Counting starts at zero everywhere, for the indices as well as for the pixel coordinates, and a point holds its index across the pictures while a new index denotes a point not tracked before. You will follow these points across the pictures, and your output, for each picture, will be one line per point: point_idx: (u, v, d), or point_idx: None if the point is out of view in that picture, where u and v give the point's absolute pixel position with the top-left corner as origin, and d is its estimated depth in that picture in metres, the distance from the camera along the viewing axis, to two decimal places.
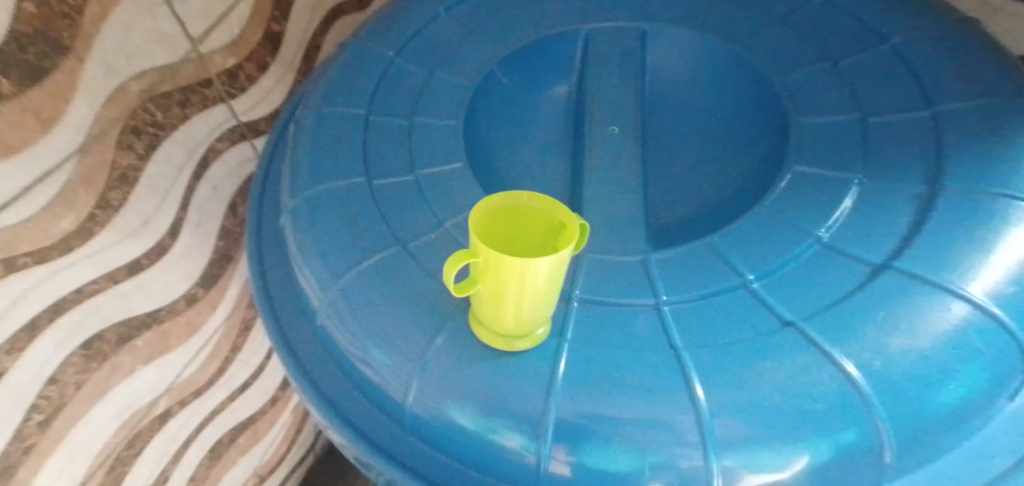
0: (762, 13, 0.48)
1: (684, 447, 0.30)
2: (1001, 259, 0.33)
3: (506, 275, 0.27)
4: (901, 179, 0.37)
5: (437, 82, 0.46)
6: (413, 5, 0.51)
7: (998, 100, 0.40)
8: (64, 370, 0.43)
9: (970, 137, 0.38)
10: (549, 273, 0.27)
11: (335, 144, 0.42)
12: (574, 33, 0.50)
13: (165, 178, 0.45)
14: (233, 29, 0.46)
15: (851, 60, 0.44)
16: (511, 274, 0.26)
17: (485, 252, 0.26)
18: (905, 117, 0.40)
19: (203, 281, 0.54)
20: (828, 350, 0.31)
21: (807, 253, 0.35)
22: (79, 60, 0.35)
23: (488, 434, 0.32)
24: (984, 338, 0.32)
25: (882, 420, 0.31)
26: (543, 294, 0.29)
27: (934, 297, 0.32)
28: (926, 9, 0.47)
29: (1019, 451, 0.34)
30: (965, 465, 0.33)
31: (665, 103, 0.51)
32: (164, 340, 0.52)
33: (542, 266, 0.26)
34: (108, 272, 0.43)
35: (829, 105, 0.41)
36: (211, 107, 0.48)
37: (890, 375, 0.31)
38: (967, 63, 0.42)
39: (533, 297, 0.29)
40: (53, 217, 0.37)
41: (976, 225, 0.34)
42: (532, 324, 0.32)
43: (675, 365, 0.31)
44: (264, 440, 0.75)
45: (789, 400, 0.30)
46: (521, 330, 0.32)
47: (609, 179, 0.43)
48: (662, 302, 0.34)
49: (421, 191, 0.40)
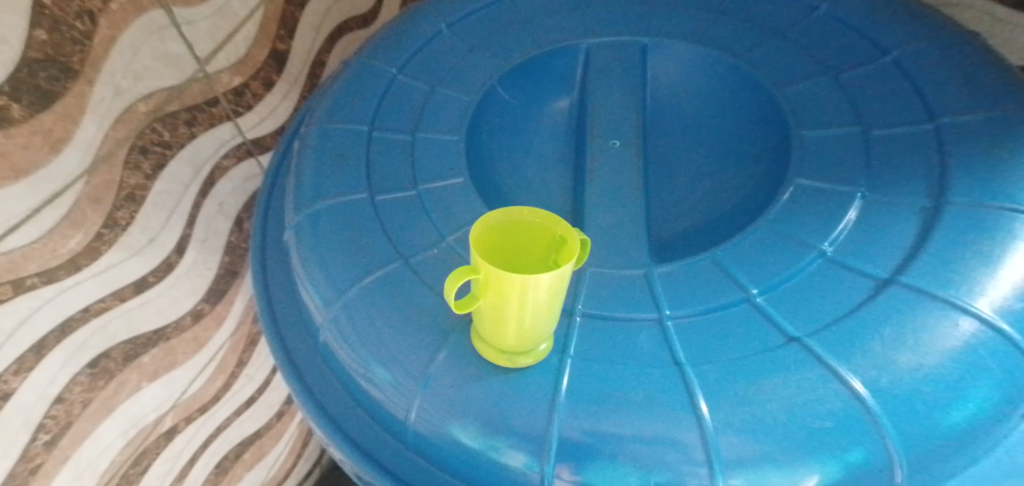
0: (763, 27, 0.48)
1: (690, 465, 0.30)
2: (1007, 273, 0.33)
3: (506, 292, 0.27)
4: (904, 191, 0.36)
5: (438, 98, 0.46)
6: (416, 22, 0.52)
7: (1002, 113, 0.39)
8: (71, 389, 0.44)
9: (973, 149, 0.37)
10: (549, 291, 0.27)
11: (338, 160, 0.43)
12: (575, 48, 0.50)
13: (171, 195, 0.46)
14: (239, 49, 0.47)
15: (853, 72, 0.44)
16: (514, 290, 0.26)
17: (487, 268, 0.26)
18: (908, 130, 0.39)
19: (210, 297, 0.55)
20: (834, 367, 0.31)
21: (811, 267, 0.34)
22: (89, 83, 0.36)
23: (491, 453, 0.32)
24: (995, 355, 0.32)
25: (890, 438, 0.30)
26: (545, 310, 0.29)
27: (940, 313, 0.32)
28: (927, 20, 0.47)
29: None
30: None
31: (665, 116, 0.51)
32: (170, 357, 0.52)
33: (545, 282, 0.26)
34: (114, 290, 0.44)
35: (830, 118, 0.41)
36: (217, 125, 0.48)
37: (897, 393, 0.30)
38: (970, 76, 0.42)
39: (535, 313, 0.29)
40: (61, 237, 0.38)
41: (982, 240, 0.34)
42: (534, 341, 0.32)
43: (679, 382, 0.31)
44: (270, 455, 0.75)
45: (793, 416, 0.30)
46: (524, 347, 0.32)
47: (610, 194, 0.43)
48: (665, 317, 0.34)
49: (424, 207, 0.40)
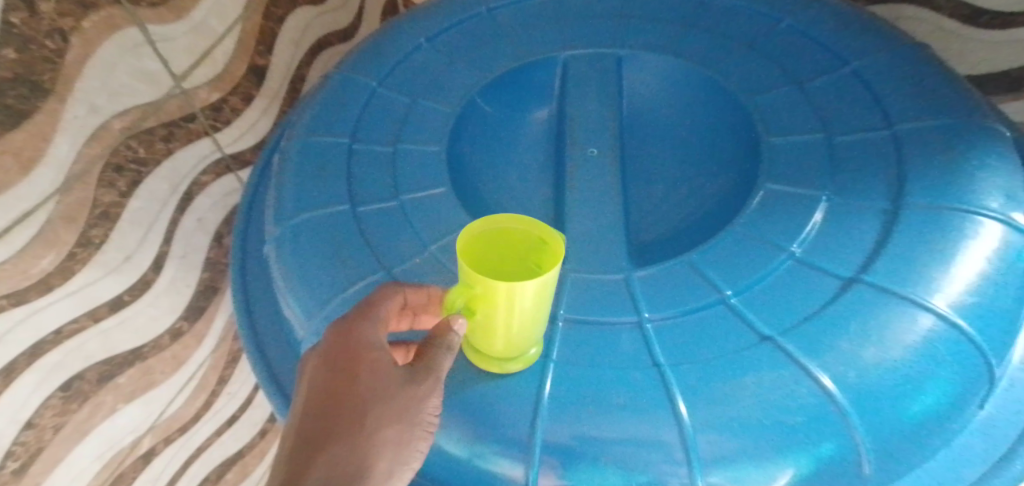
0: (730, 39, 0.50)
1: (671, 465, 0.31)
2: (962, 271, 0.35)
3: (495, 300, 0.27)
4: (866, 193, 0.38)
5: (418, 110, 0.47)
6: (394, 36, 0.52)
7: (954, 119, 0.41)
8: (44, 413, 0.43)
9: (930, 154, 0.39)
10: (535, 296, 0.28)
11: (319, 173, 0.43)
12: (552, 60, 0.51)
13: (148, 212, 0.46)
14: (217, 65, 0.48)
15: (817, 82, 0.45)
16: (502, 298, 0.27)
17: (475, 277, 0.26)
18: (868, 135, 0.41)
19: (189, 314, 0.54)
20: (804, 364, 0.32)
21: (783, 268, 0.36)
22: (61, 101, 0.36)
23: (477, 460, 0.33)
24: (951, 348, 0.33)
25: (859, 431, 0.32)
26: (533, 314, 0.30)
27: (902, 311, 0.33)
28: (884, 33, 0.49)
29: (982, 456, 0.35)
30: (938, 474, 0.34)
31: (641, 127, 0.53)
32: (147, 377, 0.52)
33: (531, 289, 0.27)
34: (89, 310, 0.43)
35: (797, 126, 0.43)
36: (195, 140, 0.48)
37: (863, 387, 0.32)
38: (925, 85, 0.44)
39: (524, 317, 0.29)
40: (33, 257, 0.37)
41: (940, 239, 0.35)
42: (523, 346, 0.32)
43: (659, 384, 0.32)
44: (253, 475, 0.74)
45: (768, 413, 0.31)
46: (515, 351, 0.32)
47: (589, 201, 0.44)
48: (645, 320, 0.35)
49: (407, 218, 0.41)
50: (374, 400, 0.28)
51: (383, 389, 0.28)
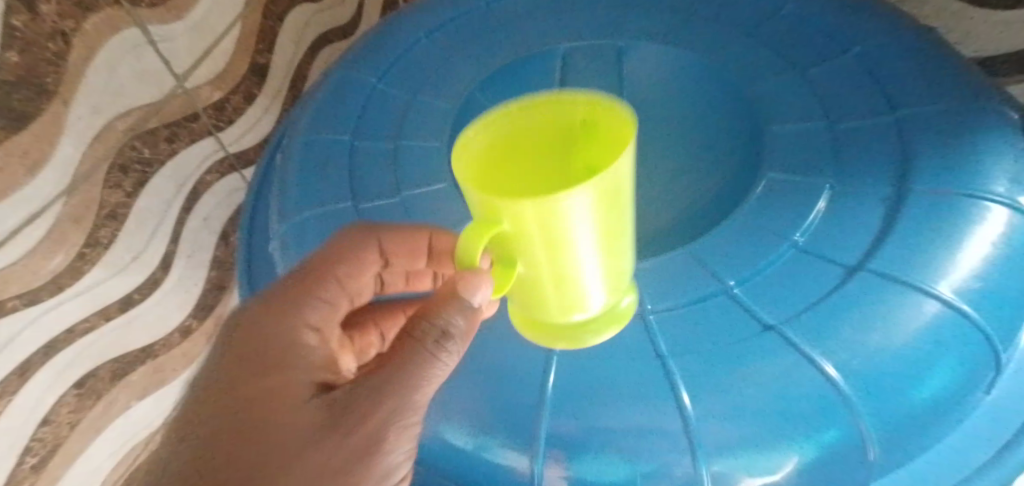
0: (729, 24, 0.49)
1: (675, 454, 0.32)
2: (966, 256, 0.34)
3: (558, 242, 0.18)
4: (870, 179, 0.37)
5: (419, 104, 0.47)
6: (393, 31, 0.52)
7: (959, 102, 0.41)
8: (59, 410, 0.43)
9: (936, 138, 0.39)
10: (604, 204, 0.16)
11: (322, 170, 0.44)
12: (552, 52, 0.51)
13: (154, 212, 0.46)
14: (219, 64, 0.48)
15: (821, 67, 0.44)
16: (566, 222, 0.16)
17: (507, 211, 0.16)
18: (875, 122, 0.40)
19: (198, 312, 0.55)
20: (808, 353, 0.32)
21: (786, 257, 0.35)
22: (65, 103, 0.36)
23: (484, 452, 0.34)
24: (953, 332, 0.33)
25: (862, 417, 0.32)
26: (609, 246, 0.21)
27: (907, 298, 0.33)
28: (886, 16, 0.48)
29: (979, 436, 0.36)
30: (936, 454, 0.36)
31: None
32: (158, 374, 0.52)
33: (590, 200, 0.15)
34: (99, 309, 0.44)
35: (801, 112, 0.42)
36: (199, 140, 0.49)
37: (866, 374, 0.32)
38: (927, 68, 0.44)
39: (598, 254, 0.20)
40: (43, 258, 0.38)
41: (946, 224, 0.35)
42: (599, 287, 0.24)
43: (663, 376, 0.32)
44: None
45: (773, 402, 0.31)
46: (591, 298, 0.24)
47: None
48: (648, 311, 0.34)
49: (409, 212, 0.41)
50: (287, 427, 0.24)
51: (300, 406, 0.24)
